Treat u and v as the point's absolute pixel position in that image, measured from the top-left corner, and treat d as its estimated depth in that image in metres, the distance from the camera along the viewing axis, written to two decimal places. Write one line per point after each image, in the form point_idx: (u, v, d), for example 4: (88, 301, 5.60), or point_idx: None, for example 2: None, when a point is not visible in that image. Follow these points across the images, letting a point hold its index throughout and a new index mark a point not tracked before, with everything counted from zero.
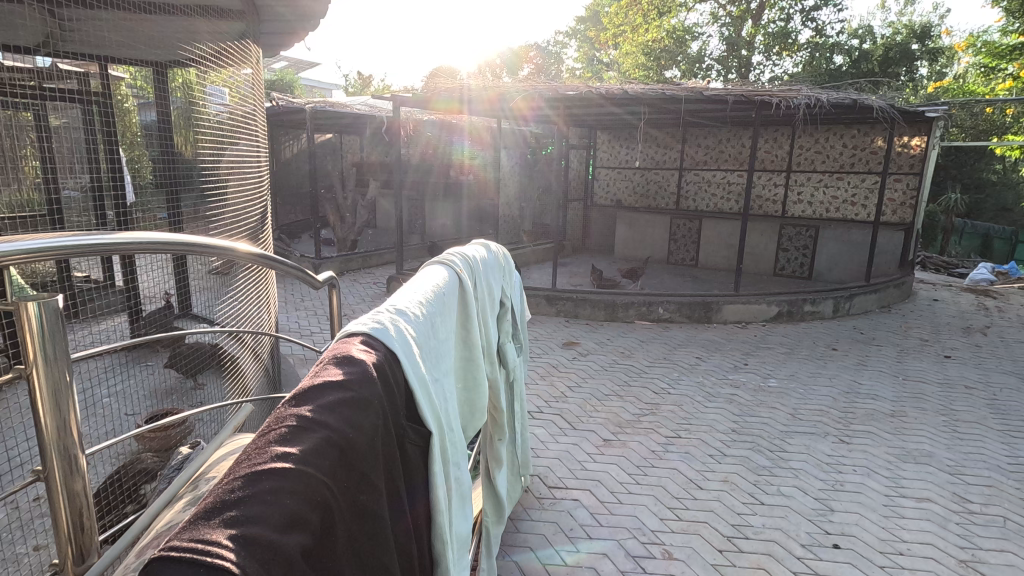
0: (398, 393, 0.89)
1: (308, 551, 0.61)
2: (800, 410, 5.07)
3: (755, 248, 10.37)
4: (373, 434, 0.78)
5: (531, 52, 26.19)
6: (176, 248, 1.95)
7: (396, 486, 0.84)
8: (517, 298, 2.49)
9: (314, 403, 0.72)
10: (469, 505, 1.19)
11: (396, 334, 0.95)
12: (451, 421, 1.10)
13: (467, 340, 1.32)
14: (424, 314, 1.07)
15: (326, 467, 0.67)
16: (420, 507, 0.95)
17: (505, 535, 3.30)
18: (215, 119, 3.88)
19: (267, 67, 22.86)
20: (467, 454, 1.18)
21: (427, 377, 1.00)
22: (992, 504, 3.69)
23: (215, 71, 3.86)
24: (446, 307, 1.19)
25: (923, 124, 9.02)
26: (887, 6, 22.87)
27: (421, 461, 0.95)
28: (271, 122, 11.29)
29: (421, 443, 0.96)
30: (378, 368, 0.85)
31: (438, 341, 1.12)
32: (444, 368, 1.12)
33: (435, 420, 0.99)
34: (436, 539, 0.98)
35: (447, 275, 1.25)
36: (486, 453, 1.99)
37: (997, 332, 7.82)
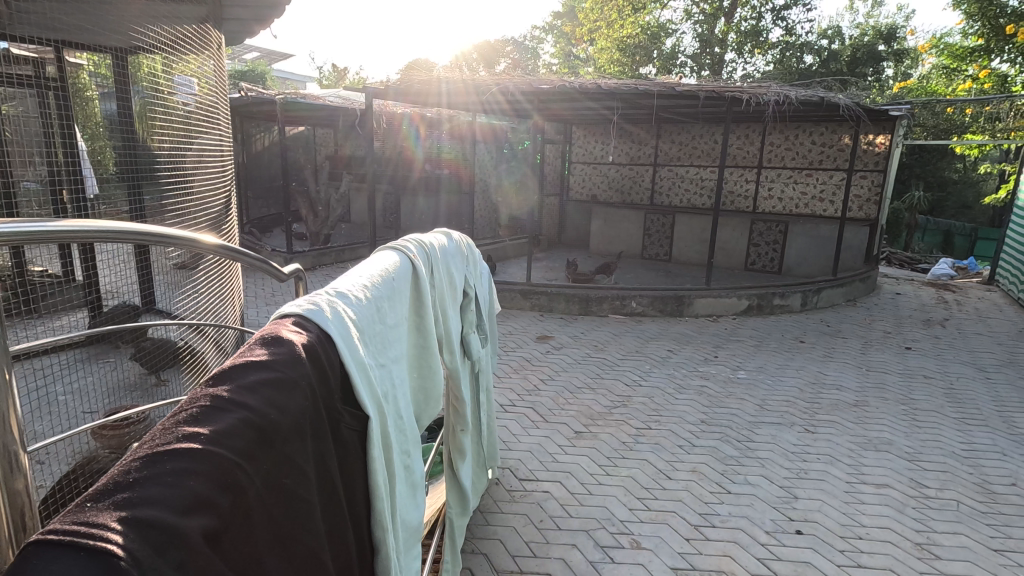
0: (333, 376, 0.86)
1: (214, 535, 0.59)
2: (767, 401, 5.18)
3: (727, 243, 10.58)
4: (298, 416, 0.76)
5: (506, 46, 26.12)
6: (139, 237, 1.87)
7: (327, 470, 0.82)
8: (484, 291, 2.48)
9: (234, 384, 0.71)
10: (420, 494, 1.17)
11: (332, 316, 0.92)
12: (398, 408, 1.08)
13: (421, 327, 1.29)
14: (368, 297, 1.04)
15: (241, 449, 0.65)
16: (358, 495, 0.93)
17: (474, 528, 3.30)
18: (181, 109, 3.84)
19: (238, 58, 22.37)
20: (415, 444, 1.15)
21: (367, 362, 0.98)
22: (947, 488, 3.82)
23: (182, 61, 3.85)
24: (396, 292, 1.16)
25: (887, 123, 9.28)
26: (855, 7, 23.41)
27: (359, 446, 0.93)
28: (240, 113, 11.02)
29: (359, 428, 0.93)
30: (309, 350, 0.83)
31: (387, 326, 1.10)
32: (391, 353, 1.09)
33: (376, 405, 0.97)
34: (377, 527, 0.97)
35: (399, 260, 1.23)
36: (450, 444, 1.96)
37: (955, 324, 8.09)
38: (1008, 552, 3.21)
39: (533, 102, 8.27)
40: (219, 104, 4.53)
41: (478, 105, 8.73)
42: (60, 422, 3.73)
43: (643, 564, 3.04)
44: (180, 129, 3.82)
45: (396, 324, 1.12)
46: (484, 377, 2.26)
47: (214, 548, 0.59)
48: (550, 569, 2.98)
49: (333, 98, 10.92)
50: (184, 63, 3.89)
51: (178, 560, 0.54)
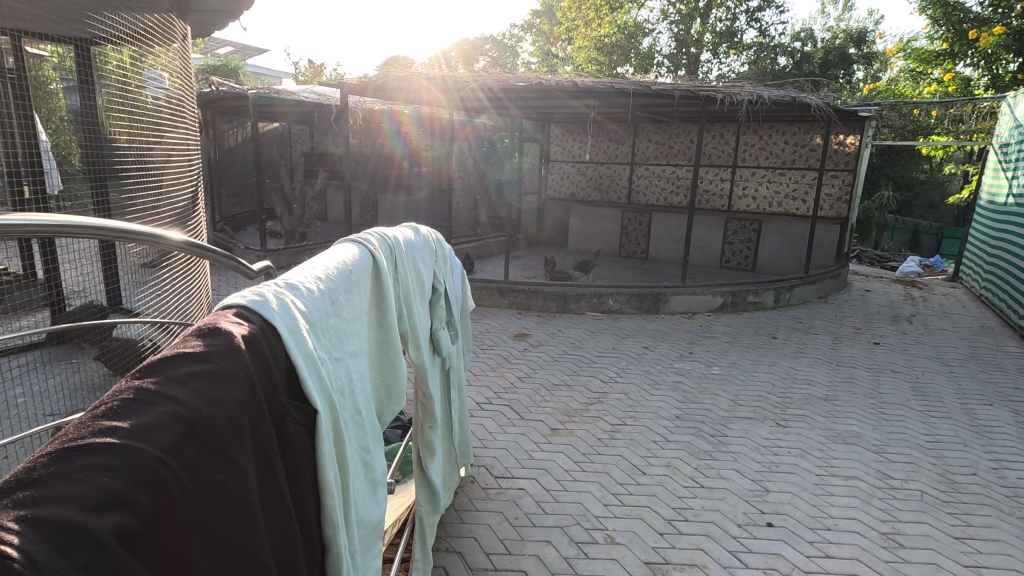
0: (277, 369, 0.84)
1: (131, 534, 0.56)
2: (740, 397, 5.26)
3: (702, 241, 10.74)
4: (234, 410, 0.74)
5: (485, 44, 26.10)
6: (102, 234, 1.81)
7: (268, 466, 0.80)
8: (456, 288, 2.47)
9: (162, 377, 0.69)
10: (381, 491, 1.15)
11: (278, 308, 0.90)
12: (353, 403, 1.05)
13: (383, 321, 1.26)
14: (320, 289, 1.01)
15: (165, 443, 0.63)
16: (306, 494, 0.90)
17: (449, 526, 3.28)
18: (151, 103, 3.80)
19: (209, 53, 21.86)
20: (372, 440, 1.12)
21: (318, 356, 0.95)
22: (912, 479, 3.92)
23: (153, 54, 3.83)
24: (354, 284, 1.13)
25: (857, 123, 9.49)
26: (825, 11, 24.03)
27: (308, 441, 0.90)
28: (211, 109, 10.79)
29: (307, 423, 0.90)
30: (249, 342, 0.80)
31: (343, 320, 1.07)
32: (347, 347, 1.07)
33: (326, 398, 0.94)
34: (327, 524, 0.95)
35: (358, 253, 1.20)
36: (419, 442, 1.93)
37: (921, 320, 8.33)
38: (968, 540, 3.30)
39: (513, 99, 8.29)
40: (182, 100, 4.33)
41: (454, 102, 8.67)
42: (19, 422, 3.61)
43: (617, 559, 3.05)
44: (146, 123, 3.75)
45: (354, 318, 1.10)
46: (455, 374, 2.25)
47: (130, 546, 0.57)
48: (524, 566, 2.97)
49: (307, 94, 10.75)
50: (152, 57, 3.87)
51: (83, 560, 0.51)
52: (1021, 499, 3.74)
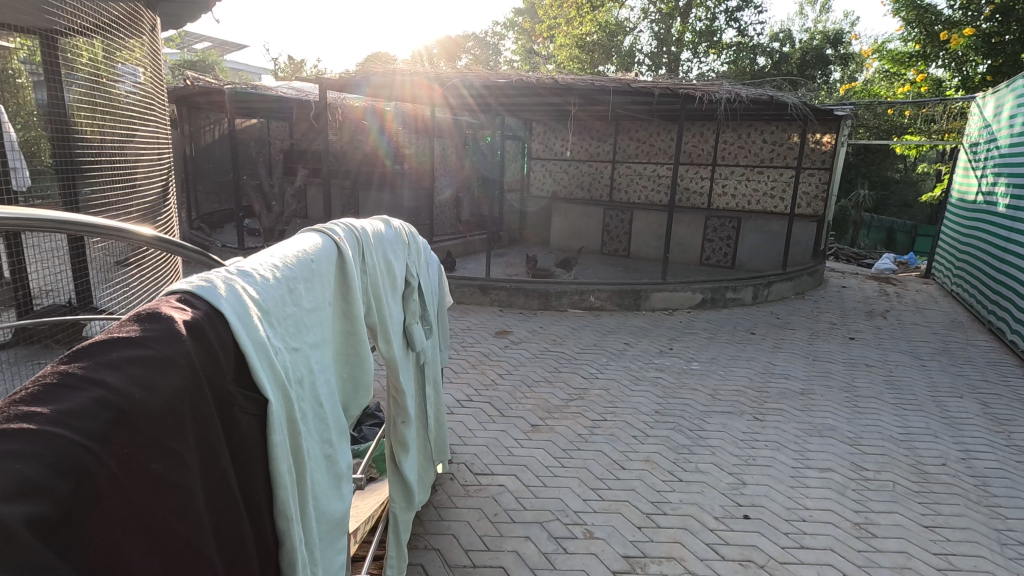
0: (223, 355, 0.83)
1: (45, 522, 0.55)
2: (719, 391, 5.31)
3: (682, 239, 10.86)
4: (173, 398, 0.72)
5: (468, 42, 26.00)
6: (73, 228, 1.75)
7: (213, 456, 0.78)
8: (432, 284, 2.46)
9: (93, 363, 0.67)
10: (344, 485, 1.14)
11: (227, 294, 0.88)
12: (311, 396, 1.04)
13: (349, 313, 1.24)
14: (276, 278, 1.00)
15: (93, 430, 0.62)
16: (257, 484, 0.88)
17: (428, 523, 3.25)
18: (126, 99, 3.82)
19: (186, 49, 21.42)
20: (333, 433, 1.10)
21: (272, 345, 0.93)
22: (885, 470, 4.00)
23: (128, 50, 3.84)
24: (315, 274, 1.12)
25: (833, 122, 9.65)
26: (803, 13, 24.44)
27: (258, 432, 0.88)
28: (186, 104, 10.58)
29: (258, 414, 0.89)
30: (192, 327, 0.79)
31: (303, 309, 1.06)
32: (306, 337, 1.05)
33: (279, 389, 0.93)
34: (281, 517, 0.93)
35: (321, 242, 1.18)
36: (391, 437, 1.89)
37: (894, 315, 8.50)
38: (937, 528, 3.38)
39: (494, 96, 8.27)
40: (153, 94, 4.27)
41: (433, 99, 8.60)
42: None
43: (595, 553, 3.05)
44: (118, 118, 3.71)
45: (314, 307, 1.08)
46: (431, 370, 2.24)
47: (47, 539, 0.55)
48: (503, 562, 2.96)
49: (285, 89, 10.58)
50: (125, 51, 3.80)
51: None
52: (988, 488, 3.84)
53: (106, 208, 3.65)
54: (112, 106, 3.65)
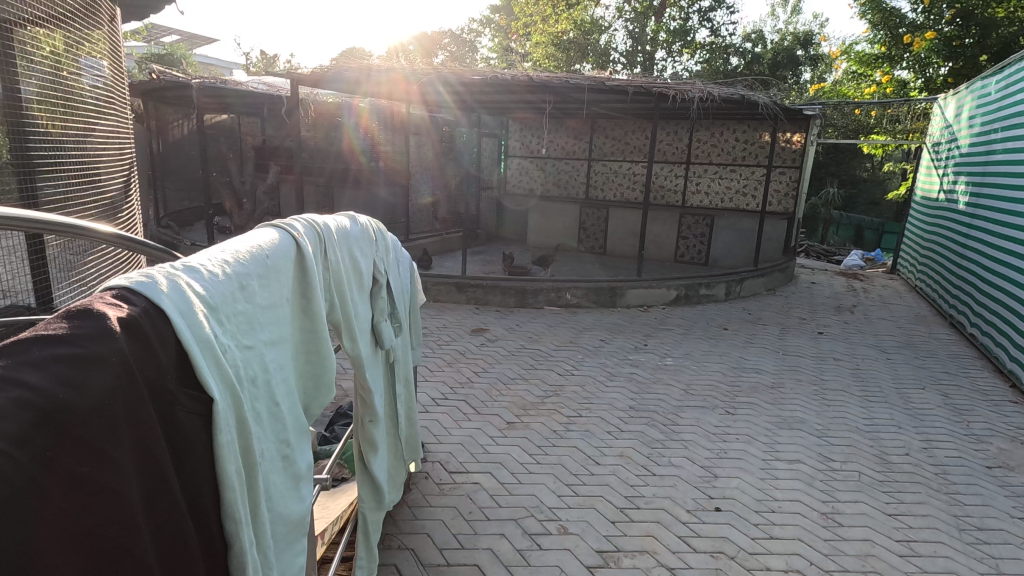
0: (164, 354, 0.80)
1: None
2: (692, 386, 5.39)
3: (657, 236, 11.01)
4: (105, 398, 0.70)
5: (443, 38, 25.79)
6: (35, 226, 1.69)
7: (152, 458, 0.76)
8: (404, 282, 2.45)
9: (16, 361, 0.65)
10: (301, 485, 1.13)
11: (169, 289, 0.86)
12: (263, 394, 1.02)
13: (309, 310, 1.22)
14: (226, 273, 0.98)
15: (13, 432, 0.59)
16: (203, 486, 0.86)
17: (402, 523, 3.22)
18: (88, 92, 3.75)
19: (153, 42, 20.83)
20: (287, 433, 1.09)
21: (219, 343, 0.91)
22: (851, 461, 4.11)
23: (90, 43, 3.78)
24: (271, 270, 1.10)
25: (802, 121, 9.86)
26: (774, 14, 24.90)
27: (203, 431, 0.86)
28: (153, 98, 10.28)
29: (204, 414, 0.87)
30: (128, 324, 0.77)
31: (257, 305, 1.04)
32: (260, 333, 1.04)
33: (226, 388, 0.91)
34: (229, 519, 0.91)
35: (278, 238, 1.16)
36: (359, 436, 1.86)
37: (862, 310, 8.73)
38: (901, 516, 3.48)
39: (470, 93, 8.25)
40: (113, 88, 4.19)
41: (407, 95, 8.53)
42: None
43: (570, 549, 3.07)
44: (79, 113, 3.64)
45: (269, 304, 1.06)
46: (402, 368, 2.22)
47: None
48: (478, 560, 2.95)
49: (255, 84, 10.35)
50: (87, 43, 3.72)
51: None
52: (948, 475, 3.98)
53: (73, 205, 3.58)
54: (73, 100, 3.58)
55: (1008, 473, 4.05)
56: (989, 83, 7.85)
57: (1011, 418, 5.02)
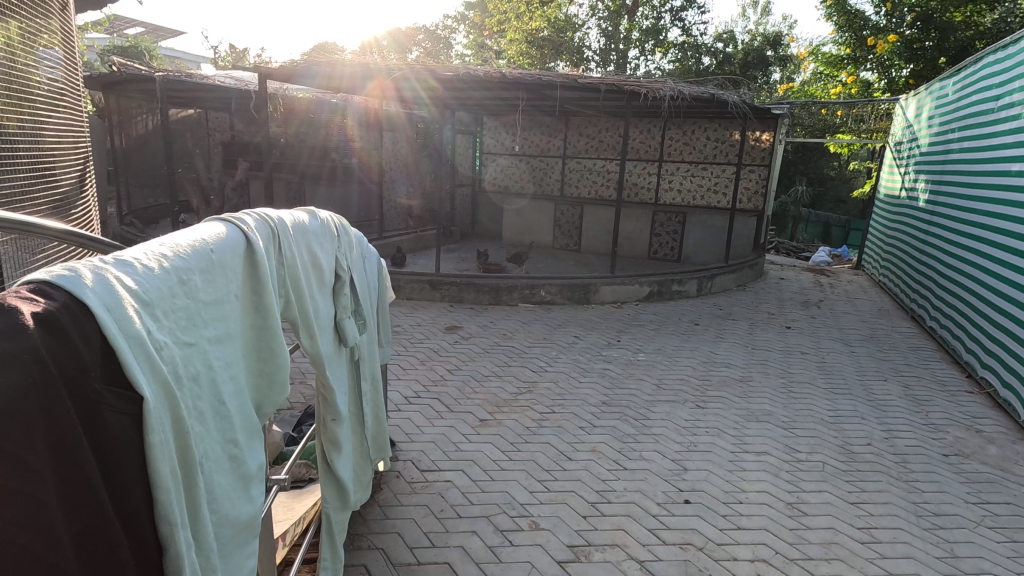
0: (87, 350, 0.78)
1: None
2: (663, 381, 5.46)
3: (631, 233, 11.13)
4: (11, 397, 0.67)
5: (417, 34, 25.54)
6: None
7: (68, 459, 0.74)
8: (371, 280, 2.44)
9: None
10: (244, 485, 1.13)
11: (96, 283, 0.84)
12: (201, 392, 1.01)
13: (260, 308, 1.21)
14: (162, 268, 0.97)
15: None
16: (134, 486, 0.85)
17: (372, 523, 3.18)
18: (45, 85, 3.64)
19: (116, 35, 20.17)
20: (228, 433, 1.08)
21: (151, 341, 0.90)
22: (815, 451, 4.21)
23: (47, 35, 3.67)
24: (216, 264, 1.09)
25: (771, 120, 10.05)
26: (745, 14, 25.33)
27: (134, 431, 0.85)
28: (114, 91, 9.95)
29: (134, 414, 0.85)
30: (46, 318, 0.74)
31: (200, 301, 1.04)
32: (203, 331, 1.03)
33: (159, 387, 0.89)
34: (163, 522, 0.90)
35: (225, 233, 1.15)
36: (322, 435, 1.83)
37: (828, 305, 8.96)
38: (862, 504, 3.58)
39: (443, 91, 8.21)
40: (68, 80, 4.07)
41: (378, 91, 8.43)
42: None
43: (541, 544, 3.07)
44: (37, 106, 3.54)
45: (212, 300, 1.06)
46: (368, 366, 2.20)
47: None
48: (448, 558, 2.94)
49: (222, 78, 10.11)
50: (43, 34, 3.61)
51: None
52: (907, 464, 4.11)
53: (33, 202, 3.49)
54: (32, 93, 3.48)
55: (963, 460, 4.21)
56: (947, 84, 8.15)
57: (966, 407, 5.21)
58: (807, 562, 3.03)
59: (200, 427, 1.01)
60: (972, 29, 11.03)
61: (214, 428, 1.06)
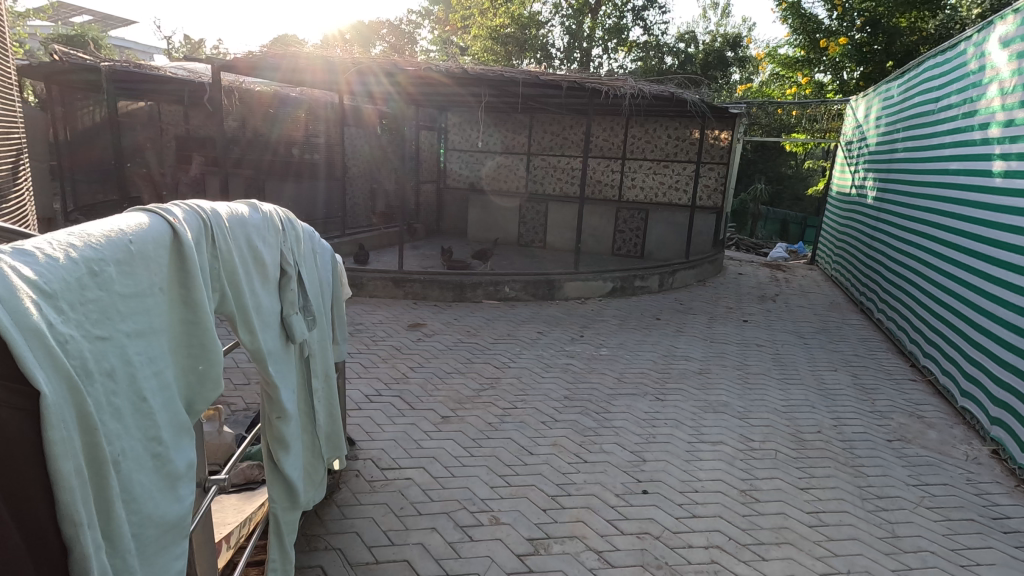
0: None
1: None
2: (625, 374, 5.55)
3: (595, 230, 11.24)
4: None
5: (381, 28, 25.15)
6: None
7: None
8: (326, 277, 2.44)
9: None
10: (165, 482, 1.14)
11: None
12: (115, 386, 1.02)
13: (186, 303, 1.23)
14: (70, 259, 0.96)
15: None
16: (32, 481, 0.84)
17: (329, 523, 3.13)
18: None
19: (61, 23, 19.21)
20: (147, 429, 1.09)
21: (53, 333, 0.88)
22: (768, 440, 4.35)
23: None
24: (132, 257, 1.09)
25: (728, 120, 10.31)
26: (706, 15, 25.90)
27: (29, 426, 0.83)
28: (56, 81, 9.46)
29: (28, 409, 0.83)
30: None
31: (114, 294, 1.04)
32: (120, 324, 1.04)
33: (61, 382, 0.88)
34: (67, 522, 0.88)
35: (147, 226, 1.16)
36: (268, 434, 1.78)
37: (783, 298, 9.25)
38: (811, 489, 3.72)
39: (406, 86, 8.15)
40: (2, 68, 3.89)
41: (340, 86, 8.31)
42: None
43: (501, 539, 3.08)
44: None
45: (129, 293, 1.07)
46: (321, 362, 2.17)
47: None
48: (407, 555, 2.92)
49: (174, 69, 9.76)
50: None
51: None
52: (854, 450, 4.28)
53: None
54: None
55: (906, 445, 4.41)
56: (892, 87, 8.58)
57: (910, 394, 5.46)
58: (758, 546, 3.13)
59: (112, 422, 1.01)
60: (917, 34, 11.65)
61: (132, 424, 1.06)
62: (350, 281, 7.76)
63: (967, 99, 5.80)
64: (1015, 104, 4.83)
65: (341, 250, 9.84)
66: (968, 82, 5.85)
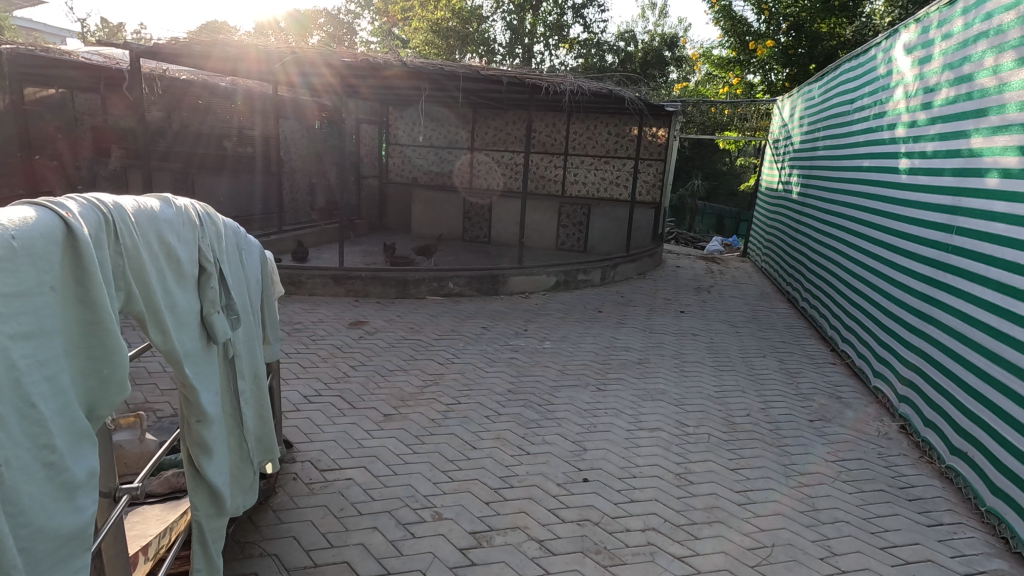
0: None
1: None
2: (568, 366, 5.65)
3: (538, 225, 11.37)
4: None
5: (318, 18, 24.32)
6: None
7: None
8: (253, 274, 2.36)
9: None
10: (57, 495, 1.08)
11: None
12: None
13: (83, 304, 1.17)
14: None
15: None
16: None
17: (265, 529, 3.03)
18: None
19: None
20: (34, 439, 1.03)
21: None
22: (702, 424, 4.56)
23: None
24: (17, 255, 1.02)
25: (665, 117, 10.62)
26: (645, 15, 26.67)
27: None
28: None
29: None
30: None
31: None
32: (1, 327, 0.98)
33: None
34: None
35: (37, 221, 1.09)
36: (187, 438, 1.70)
37: (717, 290, 9.66)
38: (741, 469, 3.92)
39: (345, 79, 7.94)
40: None
41: (277, 77, 8.02)
42: None
43: (443, 534, 3.08)
44: None
45: (12, 293, 1.00)
46: (246, 362, 2.11)
47: None
48: (347, 556, 2.87)
49: (88, 54, 9.07)
50: None
51: None
52: (780, 430, 4.55)
53: None
54: None
55: (825, 424, 4.73)
56: (813, 90, 9.11)
57: (830, 377, 5.85)
58: (691, 526, 3.27)
59: None
60: (836, 39, 12.30)
61: (18, 432, 1.00)
62: (288, 279, 7.49)
63: (877, 100, 6.24)
64: (918, 106, 5.23)
65: (278, 247, 9.49)
66: (878, 85, 6.29)
